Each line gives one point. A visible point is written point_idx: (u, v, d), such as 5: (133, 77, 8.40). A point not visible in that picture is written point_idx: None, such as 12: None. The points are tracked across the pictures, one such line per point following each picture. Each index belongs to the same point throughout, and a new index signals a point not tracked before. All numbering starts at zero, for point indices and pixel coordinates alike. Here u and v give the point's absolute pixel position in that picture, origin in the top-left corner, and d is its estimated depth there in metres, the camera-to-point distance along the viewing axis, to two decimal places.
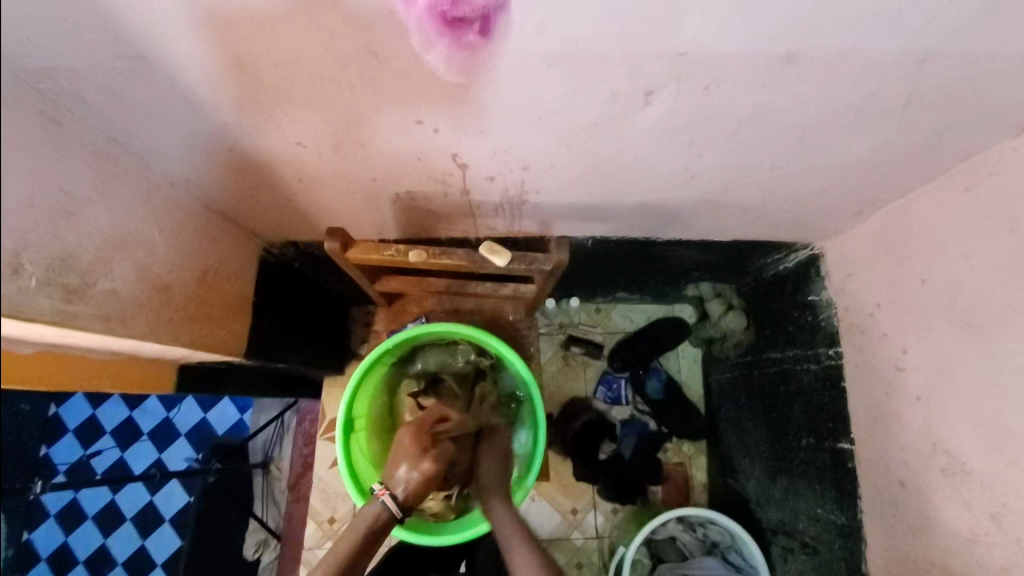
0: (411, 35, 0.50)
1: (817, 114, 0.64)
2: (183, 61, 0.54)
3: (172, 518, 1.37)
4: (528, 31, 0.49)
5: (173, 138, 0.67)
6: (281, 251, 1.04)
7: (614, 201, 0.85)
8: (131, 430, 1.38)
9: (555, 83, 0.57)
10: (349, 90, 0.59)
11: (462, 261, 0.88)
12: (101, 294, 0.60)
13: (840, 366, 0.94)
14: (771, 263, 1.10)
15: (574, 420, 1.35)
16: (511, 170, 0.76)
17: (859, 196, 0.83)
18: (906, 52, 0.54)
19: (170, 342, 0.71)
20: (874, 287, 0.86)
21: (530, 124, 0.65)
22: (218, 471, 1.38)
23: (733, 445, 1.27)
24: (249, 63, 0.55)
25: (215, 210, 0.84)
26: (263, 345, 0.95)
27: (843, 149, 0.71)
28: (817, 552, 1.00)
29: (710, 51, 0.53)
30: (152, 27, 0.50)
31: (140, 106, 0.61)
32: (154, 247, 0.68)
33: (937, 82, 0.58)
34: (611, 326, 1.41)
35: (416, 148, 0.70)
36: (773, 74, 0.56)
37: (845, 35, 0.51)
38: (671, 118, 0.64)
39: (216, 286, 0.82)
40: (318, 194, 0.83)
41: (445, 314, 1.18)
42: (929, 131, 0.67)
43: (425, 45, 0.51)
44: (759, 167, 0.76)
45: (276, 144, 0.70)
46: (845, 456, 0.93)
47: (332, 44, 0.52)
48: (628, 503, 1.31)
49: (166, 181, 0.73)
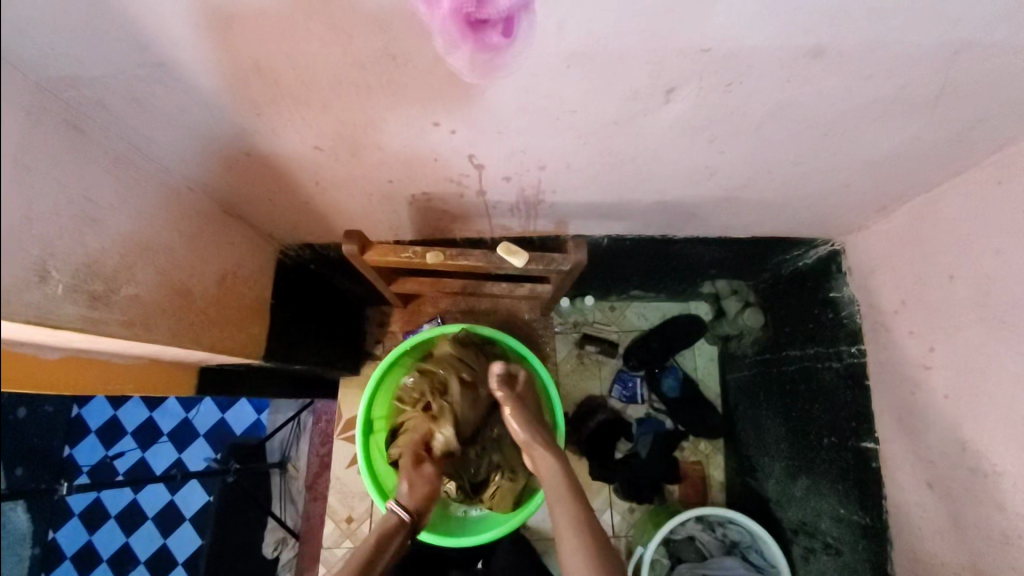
0: (433, 37, 0.50)
1: (844, 109, 0.63)
2: (204, 69, 0.55)
3: (193, 516, 1.42)
4: (549, 29, 0.49)
5: (192, 142, 0.67)
6: (298, 253, 1.04)
7: (631, 199, 0.84)
8: (151, 432, 1.47)
9: (576, 81, 0.56)
10: (368, 92, 0.58)
11: (478, 262, 0.87)
12: (124, 299, 0.60)
13: (864, 363, 0.93)
14: (790, 259, 1.09)
15: (590, 419, 1.34)
16: (528, 171, 0.75)
17: (884, 190, 0.81)
18: (939, 43, 0.52)
19: (191, 347, 0.71)
20: (898, 283, 0.85)
21: (548, 124, 0.64)
22: (238, 472, 1.35)
23: (751, 444, 1.26)
24: (270, 68, 0.55)
25: (232, 213, 0.84)
26: (281, 348, 0.95)
27: (869, 143, 0.70)
28: (840, 553, 0.98)
29: (735, 47, 0.52)
30: (169, 33, 0.50)
31: (160, 113, 0.61)
32: (174, 252, 0.69)
33: (968, 73, 0.57)
34: (625, 324, 1.41)
35: (432, 150, 0.70)
36: (799, 68, 0.55)
37: (872, 29, 0.50)
38: (692, 115, 0.63)
39: (235, 289, 0.83)
40: (333, 197, 0.83)
41: (459, 314, 1.19)
42: (960, 123, 0.65)
43: (448, 47, 0.50)
44: (781, 163, 0.74)
45: (294, 148, 0.70)
46: (869, 455, 0.92)
47: (352, 46, 0.51)
48: (645, 502, 1.30)
49: (185, 185, 0.73)
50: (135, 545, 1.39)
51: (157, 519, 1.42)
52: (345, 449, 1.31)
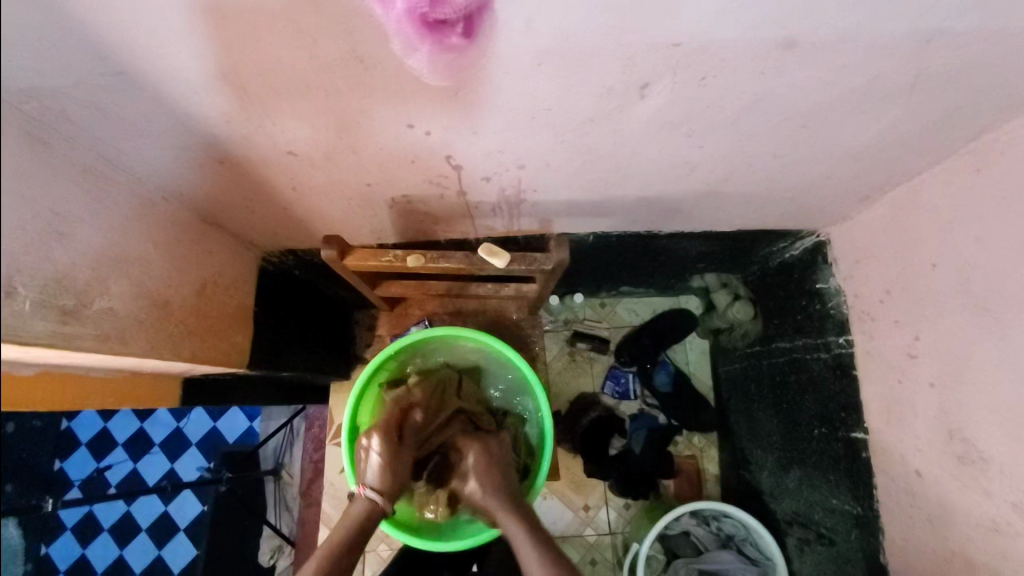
0: (392, 39, 0.49)
1: (819, 100, 0.62)
2: (171, 77, 0.54)
3: (187, 527, 1.41)
4: (515, 27, 0.48)
5: (164, 151, 0.66)
6: (280, 259, 1.03)
7: (614, 196, 0.84)
8: (143, 442, 1.45)
9: (547, 79, 0.55)
10: (338, 96, 0.57)
11: (460, 264, 0.86)
12: (97, 313, 0.59)
13: (850, 354, 0.93)
14: (776, 251, 1.09)
15: (583, 416, 1.34)
16: (507, 170, 0.74)
17: (866, 180, 0.81)
18: (909, 34, 0.52)
19: (171, 358, 0.71)
20: (882, 272, 0.85)
21: (524, 123, 0.63)
22: (228, 480, 1.39)
23: (744, 436, 1.27)
24: (237, 75, 0.54)
25: (210, 221, 0.83)
26: (267, 356, 0.95)
27: (847, 133, 0.69)
28: (834, 543, 0.98)
29: (705, 41, 0.51)
30: (131, 43, 0.49)
31: (126, 123, 0.60)
32: (150, 264, 0.68)
33: (941, 63, 0.56)
34: (615, 320, 1.41)
35: (409, 152, 0.69)
36: (773, 61, 0.55)
37: (840, 20, 0.50)
38: (667, 111, 0.62)
39: (215, 298, 0.82)
40: (313, 202, 0.82)
41: (448, 316, 1.17)
42: (937, 111, 0.64)
43: (407, 49, 0.50)
44: (760, 156, 0.74)
45: (267, 155, 0.69)
46: (859, 445, 0.92)
47: (317, 50, 0.51)
48: (640, 498, 1.31)
49: (160, 195, 0.72)
50: (131, 557, 1.39)
51: (151, 530, 1.41)
52: (337, 455, 1.31)
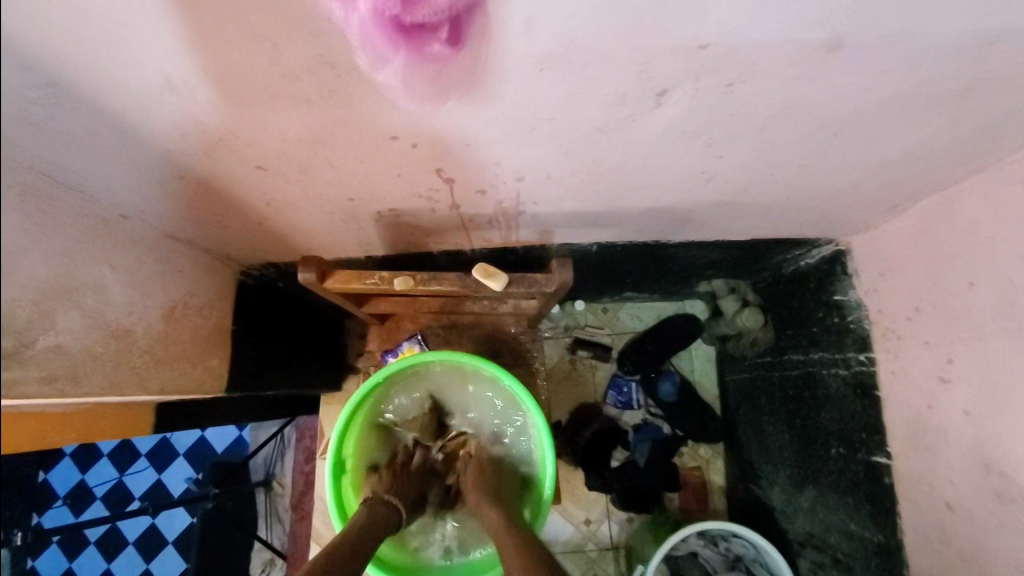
0: (358, 54, 0.42)
1: (857, 107, 0.55)
2: (109, 86, 0.46)
3: (177, 540, 1.19)
4: (514, 28, 0.41)
5: (115, 168, 0.59)
6: (261, 272, 0.97)
7: (621, 207, 0.77)
8: (132, 450, 1.16)
9: (550, 86, 0.48)
10: (309, 106, 0.50)
11: (454, 283, 0.79)
12: (42, 352, 0.52)
13: (873, 374, 0.87)
14: (791, 259, 1.03)
15: (584, 428, 1.29)
16: (505, 182, 0.67)
17: (896, 189, 0.74)
18: (968, 35, 0.45)
19: (133, 391, 0.64)
20: (910, 288, 0.78)
21: (524, 134, 0.56)
22: (218, 495, 1.28)
23: (753, 451, 1.21)
24: (189, 86, 0.47)
25: (177, 238, 0.76)
26: (246, 378, 0.86)
27: (882, 141, 0.63)
28: (851, 571, 0.92)
29: (735, 42, 0.44)
30: (60, 51, 0.42)
31: (64, 139, 0.52)
32: (106, 290, 0.61)
33: (998, 67, 0.49)
34: (618, 326, 1.35)
35: (395, 165, 0.62)
36: (811, 64, 0.47)
37: (898, 17, 0.42)
38: (686, 119, 0.55)
39: (185, 322, 0.75)
40: (291, 216, 0.75)
41: (443, 329, 1.10)
42: (986, 116, 0.58)
43: (376, 63, 0.43)
44: (784, 166, 0.67)
45: (233, 169, 0.62)
46: (881, 470, 0.86)
47: (279, 55, 0.43)
48: (645, 512, 1.25)
49: (117, 214, 0.65)
50: None
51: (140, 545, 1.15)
52: None
